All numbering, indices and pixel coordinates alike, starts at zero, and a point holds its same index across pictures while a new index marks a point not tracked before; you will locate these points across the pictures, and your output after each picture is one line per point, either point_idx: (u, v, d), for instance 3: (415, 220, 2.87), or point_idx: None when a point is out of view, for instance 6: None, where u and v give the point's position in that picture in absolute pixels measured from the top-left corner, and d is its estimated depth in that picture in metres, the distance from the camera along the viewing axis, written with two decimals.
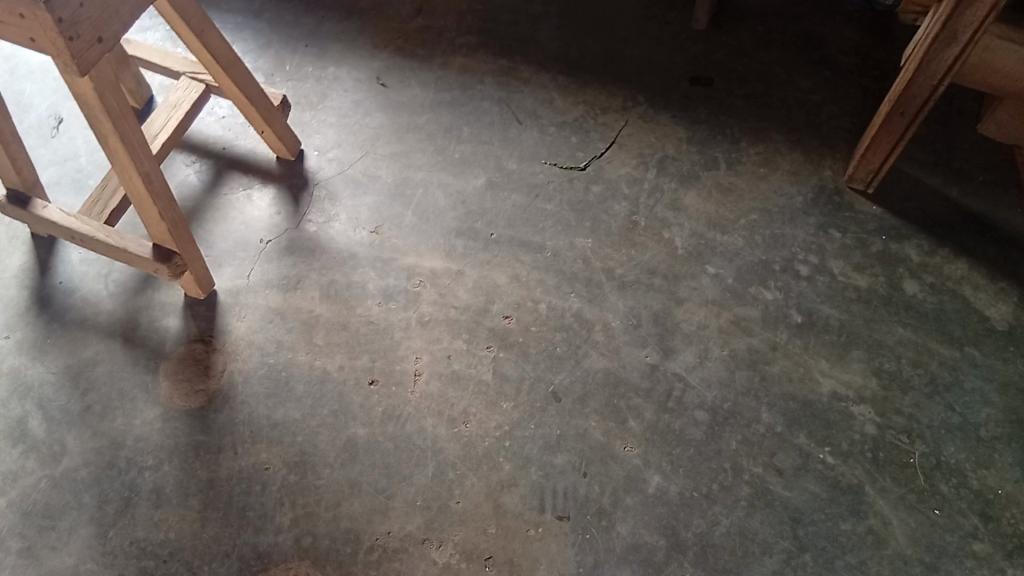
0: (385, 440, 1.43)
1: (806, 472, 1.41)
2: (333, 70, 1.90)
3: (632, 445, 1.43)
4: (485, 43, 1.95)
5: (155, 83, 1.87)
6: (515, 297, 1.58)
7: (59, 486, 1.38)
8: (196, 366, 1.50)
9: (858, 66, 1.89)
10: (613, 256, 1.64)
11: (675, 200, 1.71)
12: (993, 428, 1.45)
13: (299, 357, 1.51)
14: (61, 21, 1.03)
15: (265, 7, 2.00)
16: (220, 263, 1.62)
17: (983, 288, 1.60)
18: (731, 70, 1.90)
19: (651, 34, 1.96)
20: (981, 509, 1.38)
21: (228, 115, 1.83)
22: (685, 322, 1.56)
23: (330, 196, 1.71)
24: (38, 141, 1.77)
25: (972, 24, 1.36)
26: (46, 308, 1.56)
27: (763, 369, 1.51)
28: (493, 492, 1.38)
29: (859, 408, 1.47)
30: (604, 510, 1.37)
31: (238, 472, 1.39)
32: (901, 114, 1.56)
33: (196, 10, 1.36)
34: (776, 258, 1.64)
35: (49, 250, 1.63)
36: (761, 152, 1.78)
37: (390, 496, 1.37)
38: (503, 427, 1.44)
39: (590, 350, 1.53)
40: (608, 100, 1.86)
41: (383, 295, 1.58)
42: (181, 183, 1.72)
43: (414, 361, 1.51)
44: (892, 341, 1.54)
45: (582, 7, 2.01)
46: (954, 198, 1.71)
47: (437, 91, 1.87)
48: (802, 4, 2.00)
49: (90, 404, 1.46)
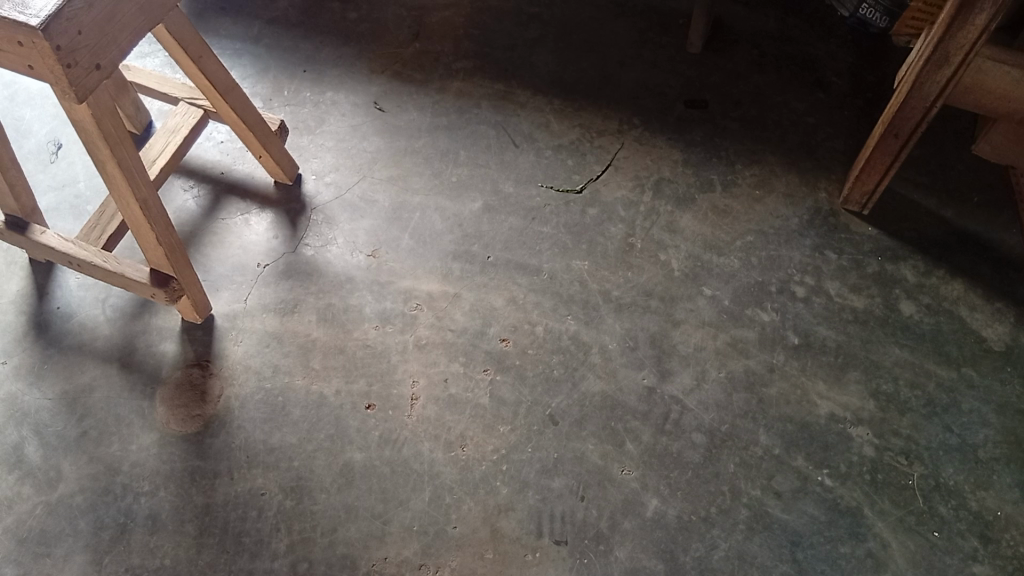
0: (381, 465, 1.42)
1: (805, 495, 1.40)
2: (331, 95, 1.91)
3: (629, 467, 1.43)
4: (482, 67, 1.96)
5: (153, 108, 1.88)
6: (511, 320, 1.58)
7: (54, 512, 1.38)
8: (192, 391, 1.50)
9: (853, 89, 1.90)
10: (610, 278, 1.64)
11: (671, 222, 1.72)
12: (991, 449, 1.45)
13: (295, 382, 1.51)
14: (59, 48, 1.03)
15: (264, 33, 2.02)
16: (217, 288, 1.62)
17: (979, 308, 1.60)
18: (726, 93, 1.91)
19: (646, 58, 1.97)
20: (981, 530, 1.37)
21: (226, 140, 1.84)
22: (682, 344, 1.56)
23: (328, 220, 1.72)
24: (37, 167, 1.77)
25: (964, 47, 1.37)
26: (43, 333, 1.56)
27: (760, 391, 1.51)
28: (490, 516, 1.37)
29: (857, 430, 1.47)
30: (602, 533, 1.36)
31: (234, 497, 1.39)
32: (895, 135, 1.57)
33: (194, 36, 1.37)
34: (772, 279, 1.64)
35: (46, 275, 1.63)
36: (757, 174, 1.79)
37: (386, 521, 1.37)
38: (500, 451, 1.44)
39: (587, 372, 1.52)
40: (603, 123, 1.87)
41: (380, 319, 1.59)
42: (179, 208, 1.73)
43: (410, 385, 1.51)
44: (889, 362, 1.54)
45: (577, 31, 2.03)
46: (949, 219, 1.71)
47: (434, 115, 1.88)
48: (796, 28, 2.01)
49: (87, 430, 1.46)
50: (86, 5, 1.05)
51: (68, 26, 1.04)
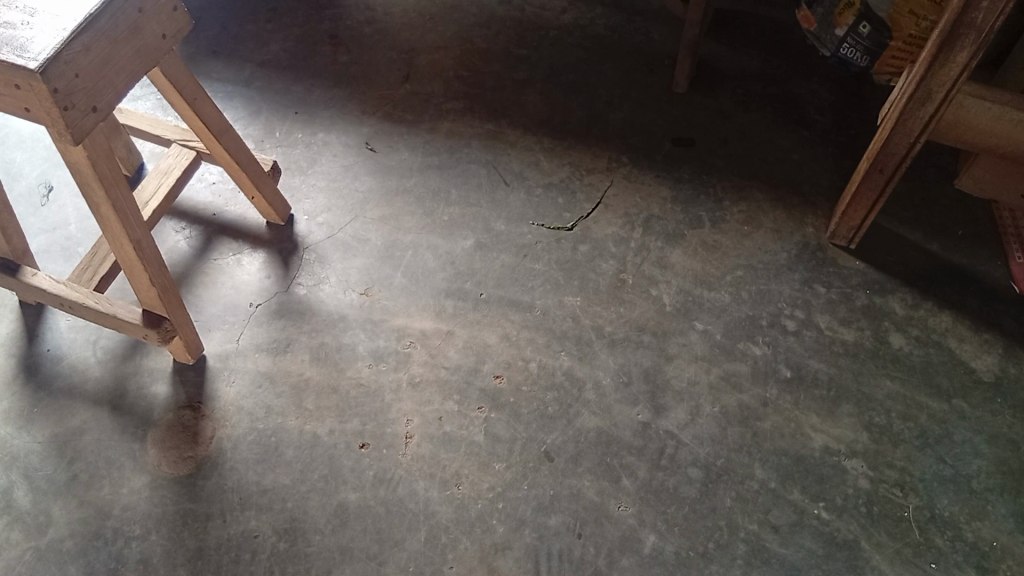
0: (377, 505, 1.41)
1: (802, 529, 1.40)
2: (322, 136, 1.93)
3: (626, 504, 1.42)
4: (472, 108, 1.99)
5: (146, 151, 1.89)
6: (505, 357, 1.59)
7: (44, 558, 1.35)
8: (184, 433, 1.49)
9: (836, 126, 1.94)
10: (602, 314, 1.65)
11: (662, 258, 1.73)
12: (985, 480, 1.45)
13: (289, 422, 1.50)
14: (57, 91, 1.05)
15: (254, 75, 2.04)
16: (209, 328, 1.62)
17: (968, 340, 1.62)
18: (712, 130, 1.94)
19: (633, 98, 2.01)
20: (978, 561, 1.37)
21: (218, 181, 1.85)
22: (676, 379, 1.56)
23: (320, 259, 1.72)
24: (28, 210, 1.77)
25: (945, 84, 1.41)
26: (33, 376, 1.55)
27: (754, 425, 1.51)
28: (487, 555, 1.36)
29: (852, 462, 1.47)
30: (600, 571, 1.35)
31: (227, 540, 1.37)
32: (880, 170, 1.60)
33: (188, 78, 1.39)
34: (763, 313, 1.65)
35: (36, 317, 1.62)
36: (745, 210, 1.81)
37: (381, 562, 1.35)
38: (496, 489, 1.43)
39: (581, 409, 1.52)
40: (593, 161, 1.89)
41: (373, 357, 1.58)
42: (171, 249, 1.73)
43: (405, 423, 1.50)
44: (881, 395, 1.55)
45: (565, 72, 2.07)
46: (935, 252, 1.74)
47: (425, 154, 1.90)
48: (778, 68, 2.06)
49: (77, 473, 1.44)
50: (83, 49, 1.07)
51: (65, 69, 1.05)
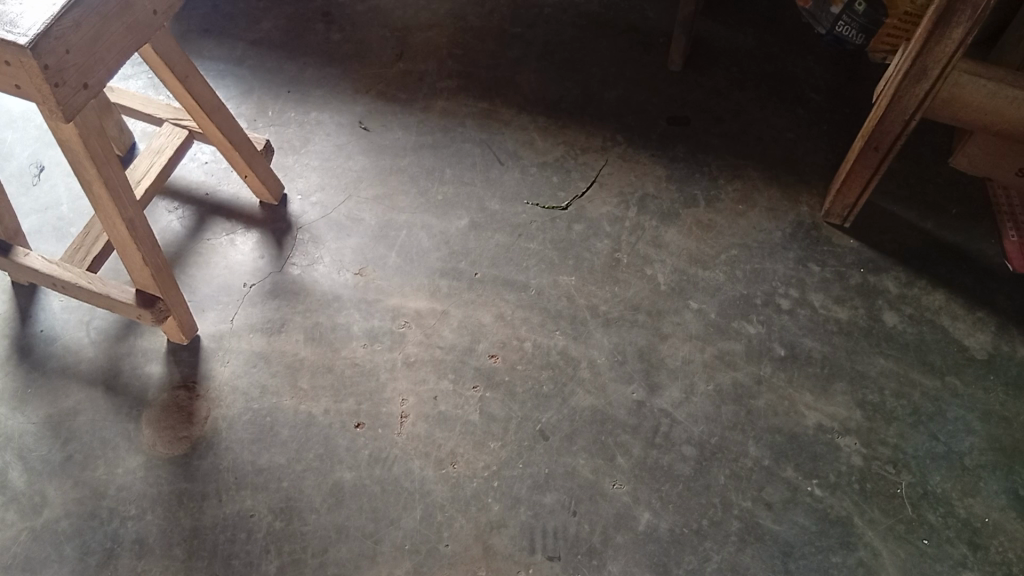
0: (372, 483, 1.41)
1: (795, 505, 1.41)
2: (315, 115, 1.91)
3: (620, 482, 1.43)
4: (466, 87, 1.98)
5: (137, 130, 1.88)
6: (500, 336, 1.59)
7: (39, 538, 1.36)
8: (179, 413, 1.49)
9: (831, 104, 1.93)
10: (597, 293, 1.65)
11: (657, 237, 1.73)
12: (977, 457, 1.46)
13: (284, 402, 1.50)
14: (47, 68, 1.03)
15: (246, 54, 2.02)
16: (203, 308, 1.62)
17: (961, 318, 1.62)
18: (707, 109, 1.94)
19: (627, 76, 2.00)
20: (970, 537, 1.38)
21: (211, 160, 1.83)
22: (670, 357, 1.57)
23: (314, 239, 1.71)
24: (19, 190, 1.76)
25: (941, 61, 1.41)
26: (27, 356, 1.54)
27: (749, 403, 1.52)
28: (482, 533, 1.37)
29: (845, 440, 1.48)
30: (595, 548, 1.36)
31: (223, 519, 1.37)
32: (875, 149, 1.59)
33: (180, 56, 1.37)
34: (757, 292, 1.65)
35: (29, 298, 1.62)
36: (739, 188, 1.81)
37: (378, 540, 1.36)
38: (491, 467, 1.44)
39: (576, 387, 1.53)
40: (587, 140, 1.89)
41: (368, 337, 1.58)
42: (164, 228, 1.72)
43: (400, 403, 1.50)
44: (874, 373, 1.55)
45: (559, 50, 2.05)
46: (929, 230, 1.74)
47: (418, 133, 1.89)
48: (774, 45, 2.05)
49: (72, 454, 1.44)
50: (73, 24, 1.05)
51: (56, 45, 1.04)
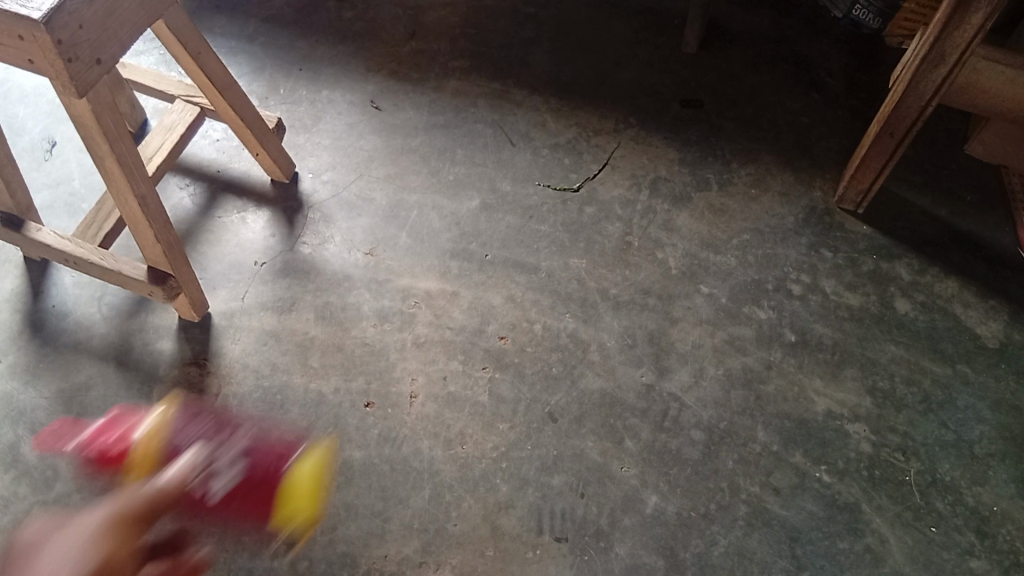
0: (381, 462, 1.42)
1: (803, 491, 1.41)
2: (327, 93, 1.91)
3: (628, 464, 1.43)
4: (478, 67, 1.97)
5: (149, 107, 1.88)
6: (510, 318, 1.59)
7: (51, 511, 1.37)
8: (190, 390, 1.49)
9: (847, 89, 1.91)
10: (607, 276, 1.65)
11: (668, 220, 1.72)
12: (987, 445, 1.46)
13: (294, 380, 1.50)
14: (61, 43, 1.03)
15: (258, 31, 2.01)
16: (213, 286, 1.62)
17: (974, 306, 1.61)
18: (721, 92, 1.92)
19: (641, 57, 1.98)
20: (977, 525, 1.38)
21: (222, 138, 1.83)
22: (680, 342, 1.56)
23: (324, 218, 1.71)
24: (31, 164, 1.76)
25: (960, 46, 1.39)
26: (39, 332, 1.55)
27: (758, 389, 1.51)
28: (491, 513, 1.38)
29: (854, 427, 1.48)
30: (602, 530, 1.37)
31: None
32: (891, 134, 1.58)
33: (193, 33, 1.37)
34: (769, 277, 1.65)
35: (41, 273, 1.62)
36: (753, 173, 1.80)
37: (386, 519, 1.37)
38: (500, 449, 1.44)
39: (586, 369, 1.53)
40: (600, 122, 1.88)
41: (378, 317, 1.58)
42: (175, 205, 1.72)
43: (409, 383, 1.51)
44: (885, 360, 1.55)
45: (573, 30, 2.04)
46: (943, 217, 1.73)
47: (430, 113, 1.88)
48: (790, 28, 2.03)
49: (83, 429, 1.45)
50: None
51: (69, 20, 1.03)
